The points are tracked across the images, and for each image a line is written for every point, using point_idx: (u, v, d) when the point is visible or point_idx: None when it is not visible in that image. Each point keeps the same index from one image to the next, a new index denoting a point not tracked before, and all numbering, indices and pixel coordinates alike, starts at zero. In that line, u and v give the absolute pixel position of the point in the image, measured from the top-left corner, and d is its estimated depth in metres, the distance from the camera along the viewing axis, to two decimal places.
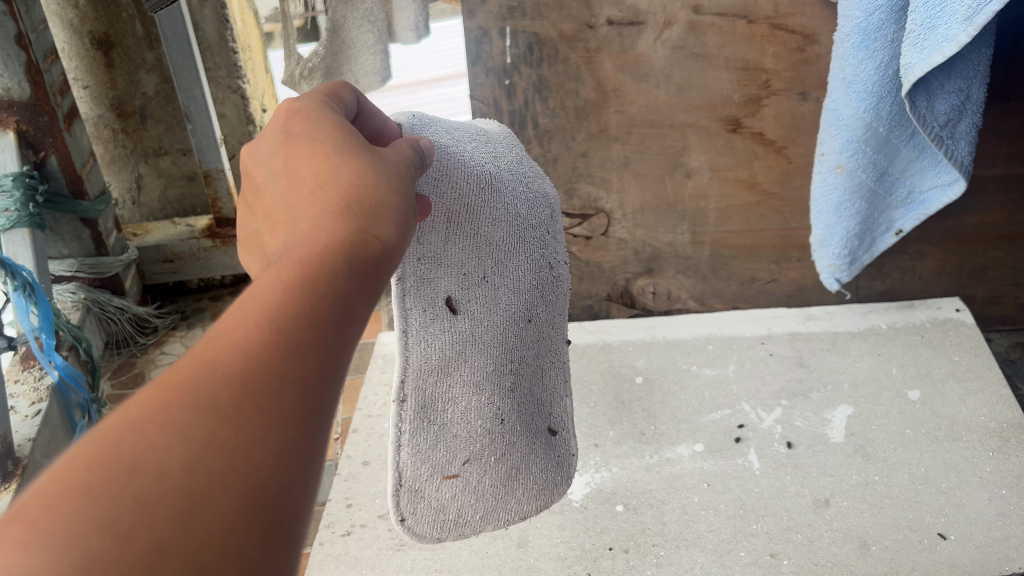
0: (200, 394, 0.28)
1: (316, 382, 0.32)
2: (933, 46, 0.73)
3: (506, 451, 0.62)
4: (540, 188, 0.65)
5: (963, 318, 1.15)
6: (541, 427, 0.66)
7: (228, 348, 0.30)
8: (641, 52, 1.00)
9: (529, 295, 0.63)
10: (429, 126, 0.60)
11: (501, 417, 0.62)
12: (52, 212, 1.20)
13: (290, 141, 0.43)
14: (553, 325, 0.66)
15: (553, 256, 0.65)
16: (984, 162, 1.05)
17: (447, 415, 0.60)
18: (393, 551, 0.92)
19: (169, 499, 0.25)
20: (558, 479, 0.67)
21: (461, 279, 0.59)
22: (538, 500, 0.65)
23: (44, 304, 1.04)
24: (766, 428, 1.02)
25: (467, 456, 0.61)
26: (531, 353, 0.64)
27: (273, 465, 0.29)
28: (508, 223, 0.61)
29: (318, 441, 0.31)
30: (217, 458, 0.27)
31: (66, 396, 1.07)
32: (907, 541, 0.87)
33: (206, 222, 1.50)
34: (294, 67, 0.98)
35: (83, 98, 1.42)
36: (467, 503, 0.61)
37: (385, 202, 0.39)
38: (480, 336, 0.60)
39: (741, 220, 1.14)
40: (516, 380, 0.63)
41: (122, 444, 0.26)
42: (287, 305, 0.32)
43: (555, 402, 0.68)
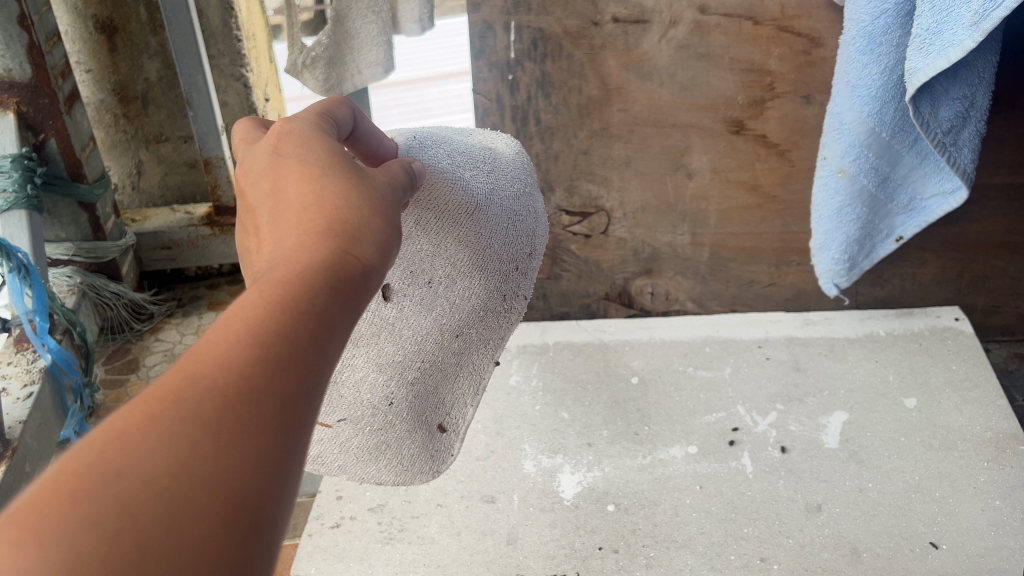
0: (186, 404, 0.29)
1: (296, 396, 0.32)
2: (937, 51, 0.73)
3: (380, 427, 0.63)
4: (529, 227, 0.65)
5: (963, 327, 1.15)
6: (431, 424, 0.65)
7: (214, 362, 0.30)
8: (645, 51, 0.99)
9: (470, 314, 0.62)
10: (434, 144, 0.63)
11: (389, 400, 0.63)
12: (50, 195, 1.19)
13: (278, 161, 0.42)
14: (482, 343, 0.64)
15: (511, 287, 0.64)
16: (987, 170, 1.05)
17: (340, 376, 0.63)
18: (381, 544, 0.92)
19: (152, 506, 0.26)
20: (425, 470, 0.66)
21: (407, 275, 0.62)
22: (399, 478, 0.66)
23: (39, 286, 1.04)
24: (760, 432, 1.02)
25: (344, 415, 0.63)
26: (446, 360, 0.63)
27: (255, 473, 0.29)
28: (476, 245, 0.62)
29: (298, 453, 0.31)
30: (200, 467, 0.27)
31: (59, 379, 1.06)
32: (898, 549, 0.86)
33: (206, 209, 1.47)
34: (298, 56, 0.98)
35: (85, 82, 1.37)
36: (329, 451, 0.64)
37: (371, 223, 0.39)
38: (401, 329, 0.62)
39: (741, 222, 1.13)
40: (419, 377, 0.63)
41: (107, 452, 0.26)
42: (269, 322, 0.32)
43: (458, 407, 0.65)
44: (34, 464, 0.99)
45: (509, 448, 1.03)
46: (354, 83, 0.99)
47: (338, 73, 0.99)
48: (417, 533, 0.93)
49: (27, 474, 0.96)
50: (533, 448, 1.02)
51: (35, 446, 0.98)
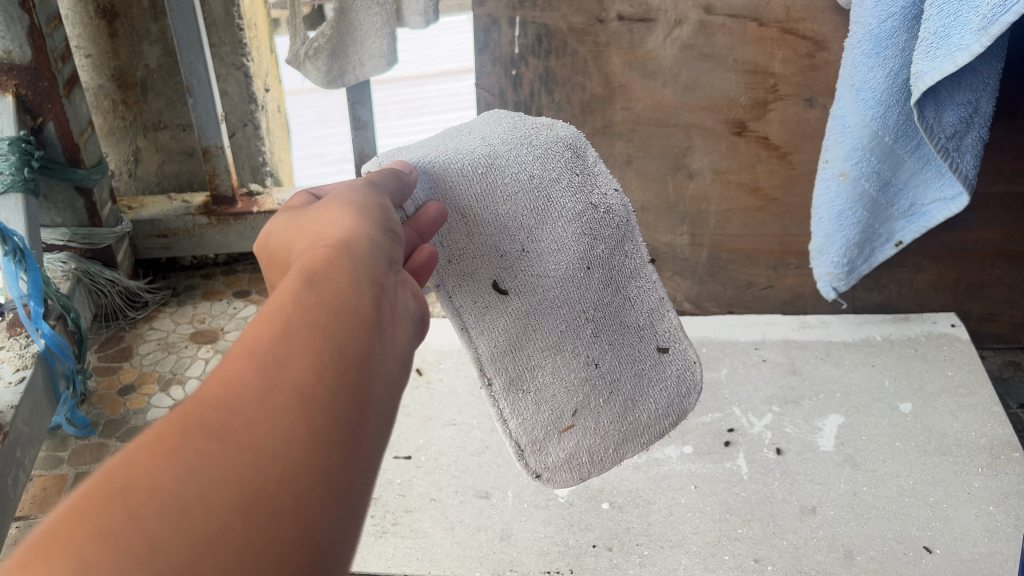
0: (189, 413, 0.26)
1: (320, 381, 0.29)
2: (945, 55, 0.73)
3: (610, 391, 0.64)
4: (550, 136, 0.61)
5: (958, 333, 1.15)
6: (648, 351, 0.65)
7: (218, 375, 0.28)
8: (650, 49, 0.99)
9: (583, 247, 0.61)
10: (409, 146, 0.61)
11: (593, 362, 0.63)
12: (46, 180, 1.18)
13: (276, 227, 0.44)
14: (621, 262, 0.62)
15: (597, 195, 0.61)
16: (987, 178, 1.05)
17: (538, 380, 0.62)
18: (374, 537, 0.91)
19: (160, 511, 0.23)
20: (682, 391, 0.66)
21: (500, 260, 0.59)
22: (666, 417, 0.66)
23: (34, 271, 1.03)
24: (755, 434, 1.02)
25: (573, 407, 0.63)
26: (608, 299, 0.62)
27: (286, 461, 0.26)
28: (525, 189, 0.59)
29: (338, 437, 0.28)
30: (212, 465, 0.25)
31: (52, 365, 1.05)
32: (891, 552, 0.86)
33: (203, 198, 1.44)
34: (299, 46, 0.96)
35: (84, 67, 1.32)
36: (594, 443, 0.64)
37: (355, 226, 0.39)
38: (536, 307, 0.61)
39: (741, 224, 1.13)
40: (599, 326, 0.63)
41: (112, 472, 0.24)
42: (274, 317, 0.30)
43: (659, 318, 0.64)
44: (25, 449, 0.98)
45: (504, 444, 1.02)
46: (356, 74, 0.99)
47: (341, 63, 0.98)
48: (411, 527, 0.92)
49: (18, 459, 0.95)
50: None
51: (27, 431, 0.98)
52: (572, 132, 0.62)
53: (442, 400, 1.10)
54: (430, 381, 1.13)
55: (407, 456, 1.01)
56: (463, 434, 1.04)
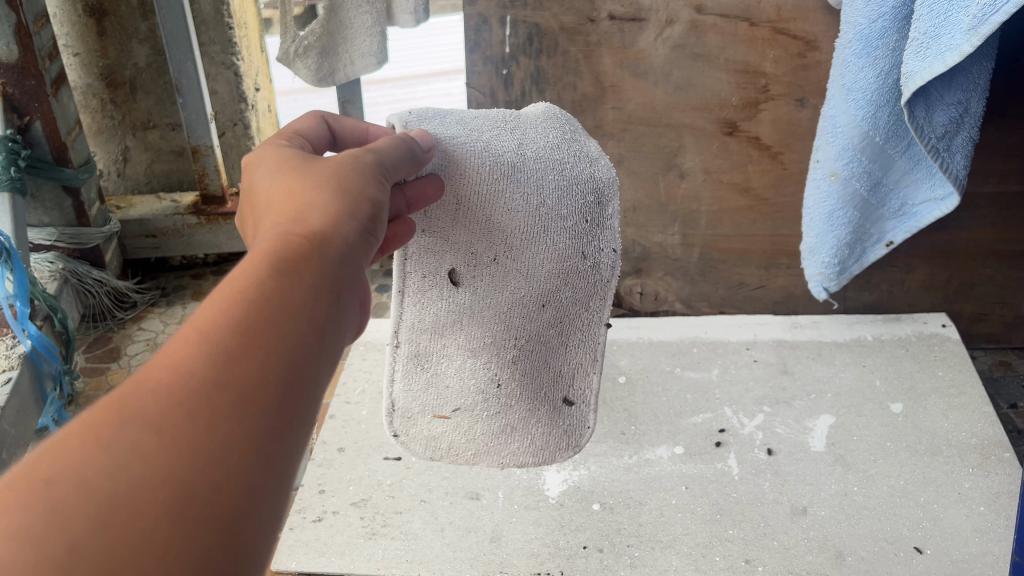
0: (130, 406, 0.29)
1: (260, 387, 0.31)
2: (935, 55, 0.72)
3: (502, 411, 0.66)
4: (585, 171, 0.60)
5: (949, 333, 1.15)
6: (553, 397, 0.67)
7: (164, 365, 0.30)
8: (641, 49, 0.99)
9: (550, 281, 0.62)
10: (441, 115, 0.61)
11: (497, 381, 0.65)
12: (34, 179, 1.17)
13: (256, 177, 0.45)
14: (577, 305, 0.63)
15: (592, 245, 0.61)
16: (977, 178, 1.05)
17: (440, 365, 0.65)
18: (365, 539, 0.91)
19: (85, 510, 0.26)
20: (562, 445, 0.68)
21: (468, 258, 0.61)
22: (536, 456, 0.68)
23: (20, 271, 1.02)
24: (747, 434, 1.01)
25: (458, 404, 0.66)
26: (546, 334, 0.64)
27: (213, 469, 0.29)
28: (525, 211, 0.59)
29: (268, 445, 0.31)
30: (143, 465, 0.27)
31: (38, 365, 1.04)
32: (882, 553, 0.86)
33: (192, 198, 1.43)
34: (290, 44, 0.97)
35: (72, 66, 1.31)
36: (458, 440, 0.67)
37: (340, 215, 0.40)
38: (479, 311, 0.63)
39: (732, 224, 1.13)
40: (521, 356, 0.65)
41: (46, 460, 0.27)
42: (229, 312, 0.32)
43: (581, 375, 0.66)
44: (12, 450, 0.97)
45: None
46: (347, 73, 0.98)
47: (331, 62, 0.98)
48: (400, 528, 0.91)
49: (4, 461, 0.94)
50: None
51: (13, 433, 0.97)
52: (610, 173, 0.61)
53: None
54: None
55: (398, 457, 1.00)
56: None
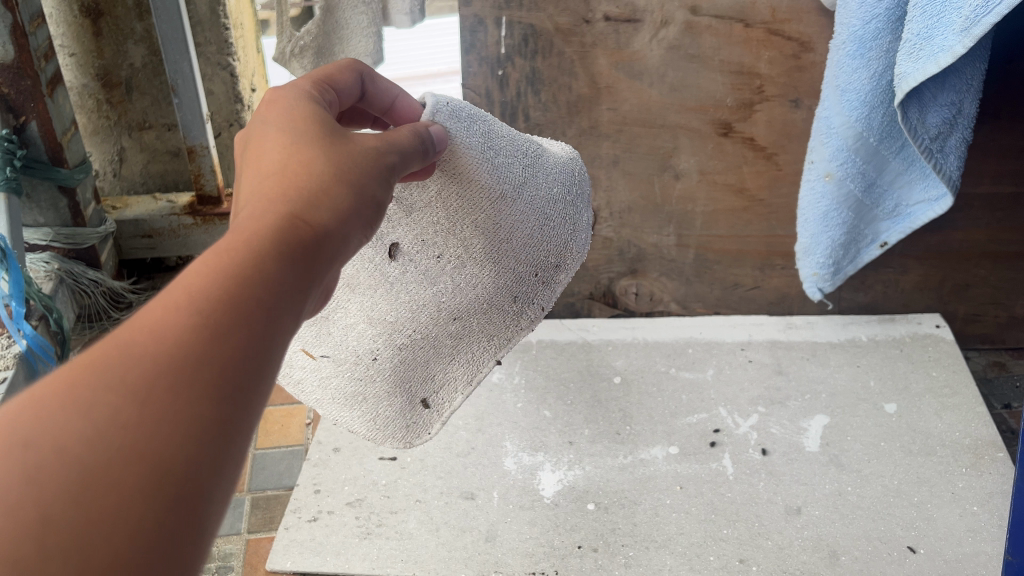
0: (111, 370, 0.27)
1: (239, 365, 0.30)
2: (928, 56, 0.73)
3: (363, 378, 0.63)
4: (564, 238, 0.62)
5: (942, 334, 1.16)
6: (412, 395, 0.64)
7: (145, 329, 0.29)
8: (636, 50, 0.99)
9: (483, 299, 0.61)
10: (470, 117, 0.58)
11: (374, 355, 0.63)
12: (30, 179, 1.16)
13: (262, 127, 0.42)
14: (482, 334, 0.63)
15: (526, 294, 0.62)
16: (971, 179, 1.05)
17: (333, 313, 0.62)
18: (360, 538, 0.91)
19: (61, 482, 0.25)
20: (399, 438, 0.65)
21: (418, 241, 0.60)
22: (370, 432, 0.65)
23: (16, 271, 1.01)
24: (741, 434, 1.02)
25: (327, 350, 0.63)
26: (445, 338, 0.63)
27: (186, 446, 0.27)
28: (488, 237, 0.60)
29: (241, 428, 0.29)
30: (120, 436, 0.26)
31: (33, 365, 1.03)
32: (875, 552, 0.86)
33: (189, 199, 1.43)
34: (286, 44, 0.97)
35: (68, 66, 1.31)
36: (307, 380, 0.64)
37: (343, 202, 0.39)
38: (398, 289, 0.62)
39: (727, 225, 1.13)
40: (409, 345, 0.62)
41: (23, 423, 0.26)
42: (214, 282, 0.31)
43: (448, 389, 0.64)
44: None
45: (488, 445, 1.02)
46: None
47: (328, 62, 0.98)
48: (395, 528, 0.91)
49: None
50: (514, 445, 1.02)
51: None
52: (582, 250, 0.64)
53: None
54: None
55: (393, 457, 1.00)
56: (449, 435, 1.03)
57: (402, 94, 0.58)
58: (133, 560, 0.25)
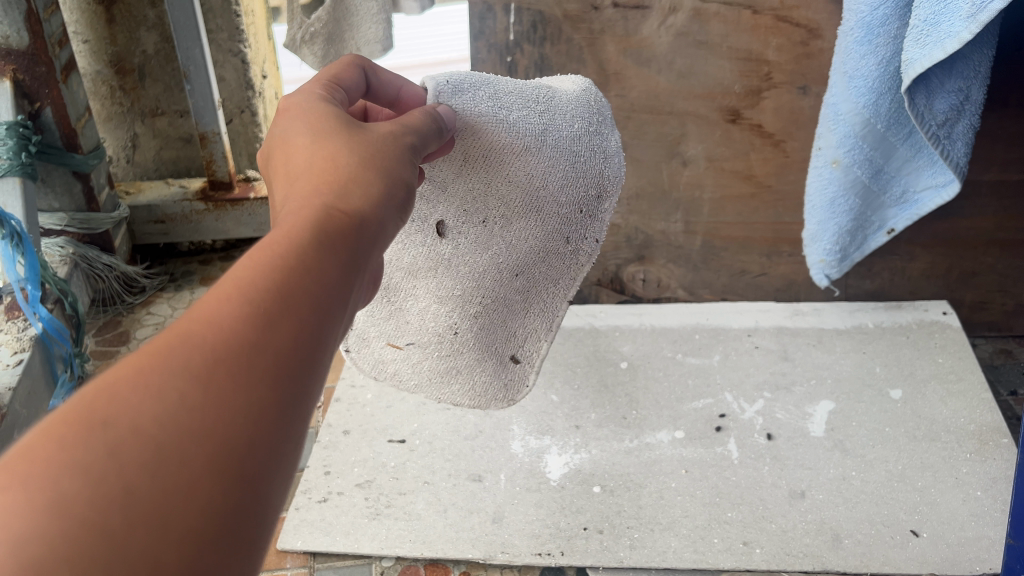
0: (175, 355, 0.27)
1: (294, 352, 0.30)
2: (934, 42, 0.73)
3: (450, 352, 0.67)
4: (597, 168, 0.62)
5: (950, 321, 1.16)
6: (502, 352, 0.67)
7: (203, 318, 0.29)
8: (645, 37, 0.99)
9: (534, 254, 0.63)
10: (475, 86, 0.58)
11: (454, 328, 0.65)
12: (43, 164, 1.16)
13: (286, 133, 0.43)
14: (547, 280, 0.65)
15: (578, 233, 0.63)
16: (979, 166, 1.05)
17: (405, 302, 0.66)
18: (369, 519, 0.92)
19: (139, 457, 0.25)
20: (500, 398, 0.69)
21: (462, 216, 0.62)
22: (475, 401, 0.69)
23: (31, 255, 1.03)
24: (747, 419, 1.02)
25: (412, 337, 0.67)
26: (513, 293, 0.65)
27: (249, 428, 0.27)
28: (526, 187, 0.60)
29: (295, 415, 0.30)
30: (189, 415, 0.26)
31: (49, 348, 1.04)
32: (878, 536, 0.87)
33: (201, 184, 1.43)
34: (297, 30, 0.98)
35: (81, 53, 1.32)
36: (405, 369, 0.69)
37: (375, 193, 0.39)
38: (457, 264, 0.63)
39: (734, 212, 1.14)
40: (481, 311, 0.65)
41: (95, 401, 0.25)
42: (265, 273, 0.31)
43: (531, 339, 0.67)
44: (24, 431, 0.97)
45: (496, 429, 1.03)
46: None
47: (338, 49, 0.99)
48: (404, 509, 0.93)
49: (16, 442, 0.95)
50: (521, 429, 1.03)
51: (25, 414, 0.97)
52: (618, 171, 0.63)
53: None
54: None
55: (401, 440, 1.02)
56: (457, 418, 1.05)
57: (407, 85, 0.59)
58: (204, 539, 0.25)
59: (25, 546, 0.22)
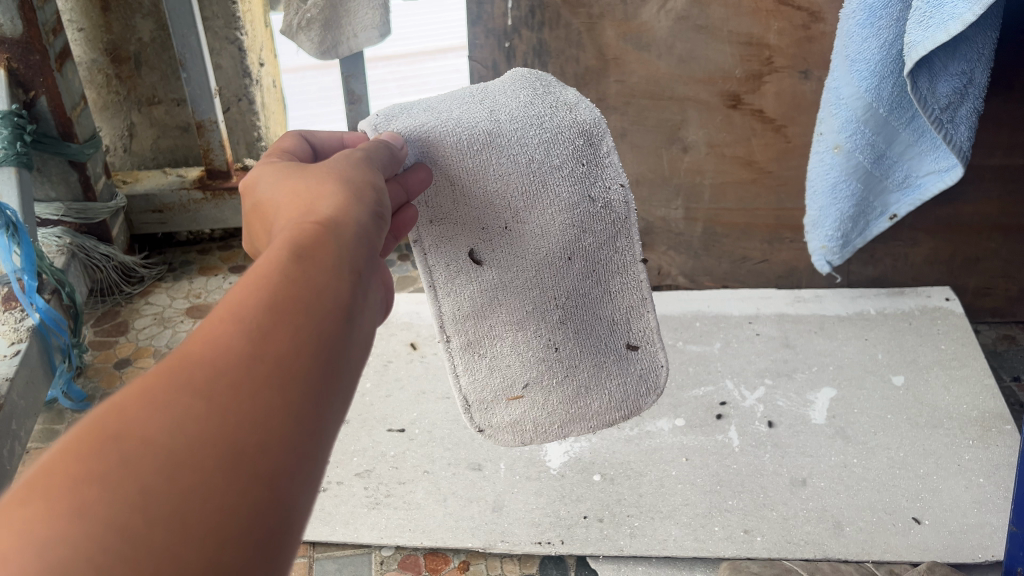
0: (180, 365, 0.26)
1: (305, 348, 0.29)
2: (938, 24, 0.72)
3: (568, 375, 0.62)
4: (567, 119, 0.59)
5: (953, 307, 1.15)
6: (617, 343, 0.63)
7: (205, 332, 0.28)
8: (644, 21, 0.98)
9: (574, 234, 0.59)
10: (407, 111, 0.59)
11: (554, 345, 0.61)
12: (40, 153, 1.16)
13: (257, 192, 0.43)
14: (604, 254, 0.60)
15: (597, 187, 0.59)
16: (982, 151, 1.04)
17: (497, 347, 0.60)
18: (368, 509, 0.92)
19: (150, 463, 0.24)
20: (643, 389, 0.63)
21: (486, 233, 0.58)
22: (624, 410, 0.63)
23: (27, 245, 1.02)
24: (748, 407, 1.02)
25: (525, 379, 0.61)
26: (582, 286, 0.60)
27: (266, 426, 0.27)
28: (519, 170, 0.57)
29: (316, 410, 0.29)
30: (200, 420, 0.25)
31: (47, 339, 1.04)
32: (880, 523, 0.87)
33: (198, 173, 1.42)
34: (293, 15, 0.96)
35: (76, 41, 1.30)
36: (541, 417, 0.62)
37: (349, 199, 0.38)
38: (509, 282, 0.59)
39: (735, 198, 1.13)
40: (566, 314, 0.61)
41: (107, 416, 0.25)
42: (259, 277, 0.30)
43: (635, 316, 0.62)
44: (21, 422, 0.97)
45: None
46: (350, 45, 0.98)
47: (334, 35, 0.97)
48: (404, 499, 0.93)
49: (14, 432, 0.94)
50: None
51: (23, 404, 0.97)
52: (593, 116, 0.60)
53: (437, 371, 1.10)
54: (424, 355, 1.12)
55: (401, 429, 1.01)
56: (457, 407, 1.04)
57: (347, 134, 0.59)
58: (228, 539, 0.25)
59: (53, 555, 0.22)
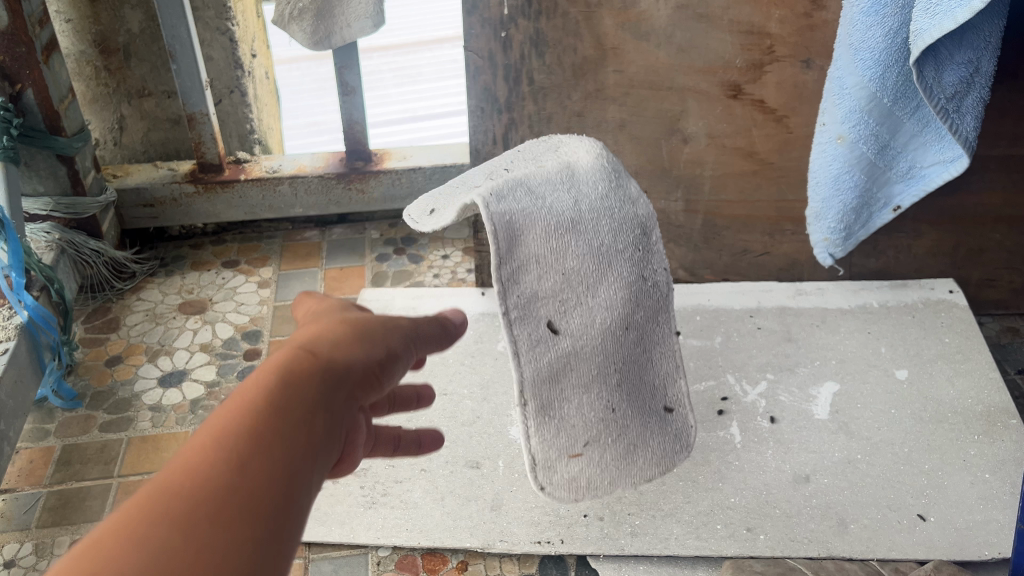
0: (166, 483, 0.32)
1: (275, 467, 0.35)
2: (945, 12, 0.70)
3: (620, 434, 0.65)
4: (632, 211, 0.63)
5: (956, 299, 1.14)
6: (657, 407, 0.68)
7: (191, 453, 0.33)
8: (643, 10, 0.96)
9: (631, 310, 0.63)
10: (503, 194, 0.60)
11: (612, 407, 0.64)
12: (27, 148, 1.14)
13: None
14: (654, 328, 0.65)
15: (650, 270, 0.64)
16: (986, 141, 1.03)
17: (564, 410, 0.63)
18: (364, 508, 0.90)
19: (130, 563, 0.29)
20: (677, 448, 0.69)
21: (559, 304, 0.61)
22: (661, 468, 0.68)
23: (14, 241, 1.00)
24: (749, 402, 1.00)
25: (586, 438, 0.64)
26: (636, 355, 0.65)
27: (236, 532, 0.32)
28: (593, 256, 0.61)
29: (283, 519, 0.34)
30: (178, 528, 0.31)
31: (36, 337, 1.02)
32: (885, 521, 0.85)
33: (190, 165, 1.39)
34: (285, 6, 0.95)
35: (64, 32, 1.28)
36: (594, 475, 0.65)
37: (342, 338, 0.44)
38: (586, 353, 0.62)
39: (736, 189, 1.11)
40: (620, 379, 0.65)
41: (100, 529, 0.30)
42: (241, 406, 0.36)
43: (672, 379, 0.68)
44: (9, 422, 0.95)
45: (495, 414, 1.01)
46: (343, 36, 0.96)
47: (327, 25, 0.95)
48: (401, 497, 0.91)
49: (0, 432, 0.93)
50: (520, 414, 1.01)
51: (9, 403, 0.95)
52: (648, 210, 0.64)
53: (434, 367, 1.08)
54: None
55: (397, 427, 1.00)
56: (454, 403, 1.03)
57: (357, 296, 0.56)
58: None
59: None
